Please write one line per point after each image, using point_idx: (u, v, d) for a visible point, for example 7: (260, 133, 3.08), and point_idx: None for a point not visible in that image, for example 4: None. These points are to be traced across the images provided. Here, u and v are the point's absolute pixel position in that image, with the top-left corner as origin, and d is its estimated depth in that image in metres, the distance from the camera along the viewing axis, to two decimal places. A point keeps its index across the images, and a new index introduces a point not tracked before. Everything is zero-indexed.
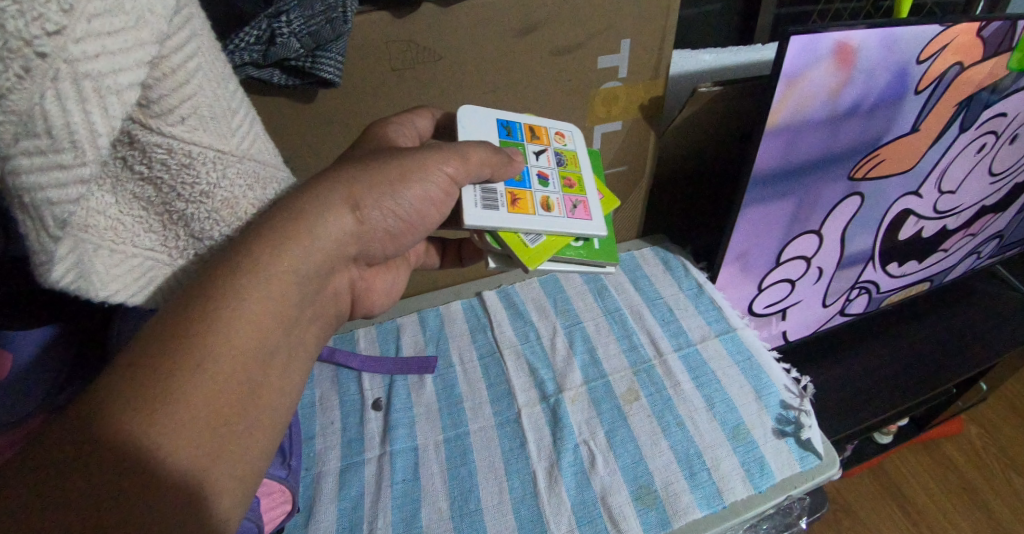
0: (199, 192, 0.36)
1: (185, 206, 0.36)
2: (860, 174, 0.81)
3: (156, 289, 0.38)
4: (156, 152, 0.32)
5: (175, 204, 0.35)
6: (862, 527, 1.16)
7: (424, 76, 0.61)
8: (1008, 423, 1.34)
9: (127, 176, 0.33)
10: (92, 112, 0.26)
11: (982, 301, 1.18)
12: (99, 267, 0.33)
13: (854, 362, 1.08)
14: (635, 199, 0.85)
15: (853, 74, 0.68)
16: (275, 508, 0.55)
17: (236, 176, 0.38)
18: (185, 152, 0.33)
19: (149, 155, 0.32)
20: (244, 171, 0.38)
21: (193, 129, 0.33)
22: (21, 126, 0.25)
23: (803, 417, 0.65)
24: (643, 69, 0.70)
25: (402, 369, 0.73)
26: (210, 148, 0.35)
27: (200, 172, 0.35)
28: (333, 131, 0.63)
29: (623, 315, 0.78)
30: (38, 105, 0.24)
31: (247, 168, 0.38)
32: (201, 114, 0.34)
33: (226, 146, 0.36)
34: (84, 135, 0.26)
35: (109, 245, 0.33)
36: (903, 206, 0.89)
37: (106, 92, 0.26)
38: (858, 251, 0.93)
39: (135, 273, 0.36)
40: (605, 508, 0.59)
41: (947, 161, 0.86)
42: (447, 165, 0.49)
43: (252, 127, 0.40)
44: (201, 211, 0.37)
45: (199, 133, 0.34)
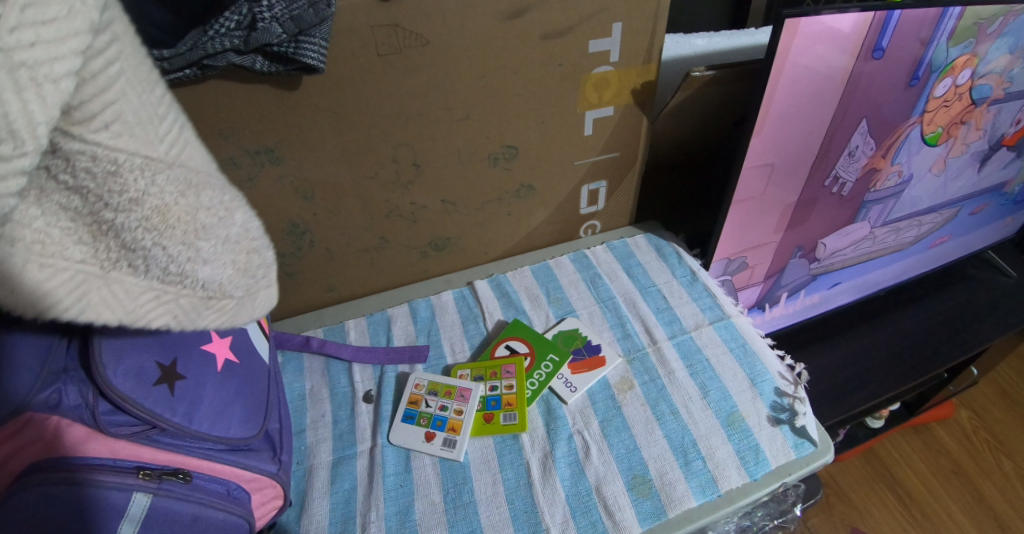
0: (127, 199, 0.29)
1: (115, 216, 0.29)
2: (855, 160, 0.80)
3: (86, 306, 0.29)
4: (80, 160, 0.26)
5: (102, 215, 0.28)
6: (854, 511, 1.18)
7: (411, 62, 0.60)
8: (998, 406, 1.35)
9: (52, 187, 0.27)
10: (31, 102, 0.22)
11: (973, 287, 1.18)
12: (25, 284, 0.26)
13: (847, 348, 1.09)
14: (628, 187, 0.84)
15: (849, 58, 0.67)
16: (265, 504, 0.54)
17: (215, 204, 0.34)
18: (112, 159, 0.27)
19: (73, 164, 0.26)
20: (175, 178, 0.31)
21: (120, 136, 0.27)
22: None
23: (797, 405, 0.65)
24: (636, 53, 0.69)
25: (393, 359, 0.72)
26: (138, 155, 0.28)
27: (127, 179, 0.28)
28: (319, 120, 0.61)
29: (616, 303, 0.77)
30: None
31: (178, 175, 0.31)
32: (126, 120, 0.27)
33: (154, 152, 0.29)
34: (23, 125, 0.22)
35: (38, 258, 0.27)
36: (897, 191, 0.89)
37: (43, 81, 0.22)
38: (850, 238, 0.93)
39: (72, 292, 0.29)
40: (599, 498, 0.58)
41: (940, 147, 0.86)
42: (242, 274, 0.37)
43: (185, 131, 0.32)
44: (131, 220, 0.29)
45: (127, 139, 0.27)
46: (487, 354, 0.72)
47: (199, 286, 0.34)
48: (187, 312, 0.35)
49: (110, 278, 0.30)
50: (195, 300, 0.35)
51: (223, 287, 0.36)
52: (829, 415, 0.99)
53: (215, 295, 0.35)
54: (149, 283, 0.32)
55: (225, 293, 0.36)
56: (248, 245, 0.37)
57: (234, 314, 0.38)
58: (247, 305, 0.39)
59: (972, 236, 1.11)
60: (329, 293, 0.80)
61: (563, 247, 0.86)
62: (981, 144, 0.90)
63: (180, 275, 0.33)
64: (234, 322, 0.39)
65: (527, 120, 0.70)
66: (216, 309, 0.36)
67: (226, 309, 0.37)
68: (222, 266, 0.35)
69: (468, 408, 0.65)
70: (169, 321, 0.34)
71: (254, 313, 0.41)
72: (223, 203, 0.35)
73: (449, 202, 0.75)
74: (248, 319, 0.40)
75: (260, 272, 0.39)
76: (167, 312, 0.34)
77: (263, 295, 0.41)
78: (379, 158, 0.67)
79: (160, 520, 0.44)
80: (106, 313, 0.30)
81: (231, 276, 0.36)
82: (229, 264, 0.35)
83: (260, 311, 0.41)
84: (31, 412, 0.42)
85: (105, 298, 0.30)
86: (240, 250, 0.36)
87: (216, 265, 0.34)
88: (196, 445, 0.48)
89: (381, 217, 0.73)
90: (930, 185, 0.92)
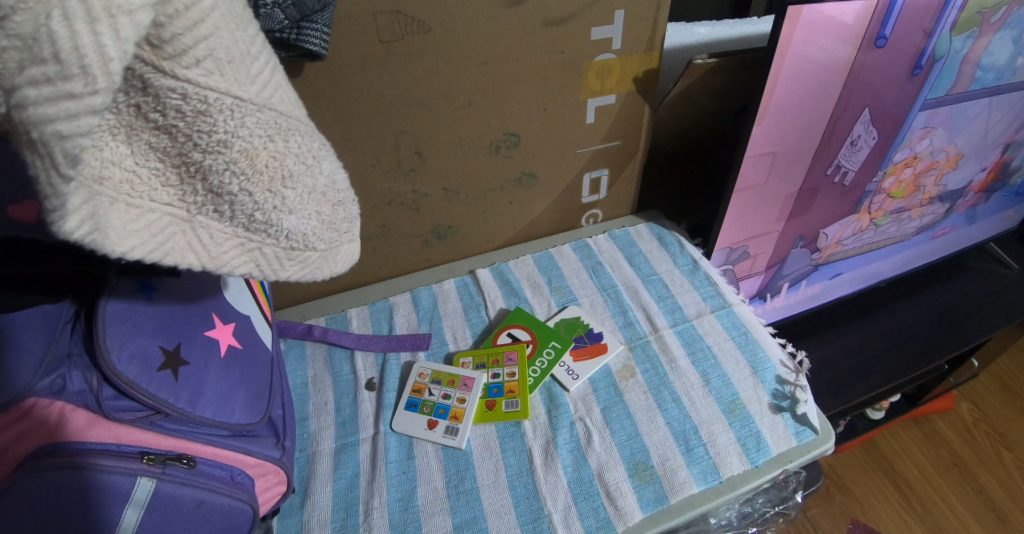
0: (215, 140, 0.29)
1: (203, 158, 0.30)
2: (857, 150, 0.80)
3: (172, 247, 0.31)
4: (170, 99, 0.27)
5: (191, 155, 0.29)
6: (854, 503, 1.18)
7: (414, 48, 0.60)
8: (998, 399, 1.35)
9: (141, 126, 0.28)
10: (103, 34, 0.21)
11: (975, 278, 1.18)
12: (114, 222, 0.27)
13: (848, 339, 1.09)
14: (629, 176, 0.84)
15: (852, 46, 0.67)
16: (270, 489, 0.54)
17: (302, 152, 0.34)
18: (202, 98, 0.28)
19: (163, 102, 0.27)
20: (264, 122, 0.31)
21: (211, 75, 0.27)
22: (25, 52, 0.20)
23: (798, 392, 0.65)
24: (639, 40, 0.68)
25: (396, 346, 0.72)
26: (228, 95, 0.29)
27: (216, 119, 0.29)
28: (321, 107, 0.61)
29: (618, 291, 0.77)
30: (44, 27, 0.20)
31: (267, 119, 0.31)
32: (218, 57, 0.28)
33: (245, 93, 0.29)
34: (94, 60, 0.21)
35: (125, 199, 0.28)
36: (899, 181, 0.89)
37: (118, 12, 0.22)
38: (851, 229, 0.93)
39: (154, 231, 0.29)
40: (602, 485, 0.59)
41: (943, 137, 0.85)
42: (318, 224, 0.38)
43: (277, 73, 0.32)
44: (218, 162, 0.30)
45: (217, 79, 0.28)
46: (489, 342, 0.72)
47: (282, 235, 0.35)
48: (268, 260, 0.35)
49: (196, 222, 0.31)
50: (278, 250, 0.35)
51: (307, 238, 0.36)
52: (829, 405, 0.99)
53: (297, 245, 0.36)
54: (235, 230, 0.33)
55: (307, 245, 0.37)
56: (333, 197, 0.38)
57: (315, 268, 0.39)
58: (329, 259, 0.39)
59: (973, 228, 1.11)
60: (331, 282, 0.80)
61: (565, 236, 0.86)
62: (984, 135, 0.90)
63: (265, 222, 0.33)
64: (313, 276, 0.39)
65: (529, 107, 0.70)
66: (298, 261, 0.37)
67: (309, 262, 0.38)
68: (307, 217, 0.35)
69: (470, 396, 0.65)
70: (251, 270, 0.35)
71: (337, 268, 0.41)
72: (309, 152, 0.35)
73: (451, 190, 0.75)
74: (329, 274, 0.41)
75: (343, 226, 0.39)
76: (249, 260, 0.34)
77: (346, 250, 0.41)
78: (381, 146, 0.67)
79: (163, 504, 0.44)
80: (190, 256, 0.32)
81: (315, 228, 0.36)
82: (313, 215, 0.36)
83: (341, 267, 0.42)
84: (37, 396, 0.42)
85: (191, 238, 0.31)
86: (325, 202, 0.37)
87: (300, 215, 0.35)
88: (200, 430, 0.49)
89: (383, 205, 0.73)
90: (933, 176, 0.92)
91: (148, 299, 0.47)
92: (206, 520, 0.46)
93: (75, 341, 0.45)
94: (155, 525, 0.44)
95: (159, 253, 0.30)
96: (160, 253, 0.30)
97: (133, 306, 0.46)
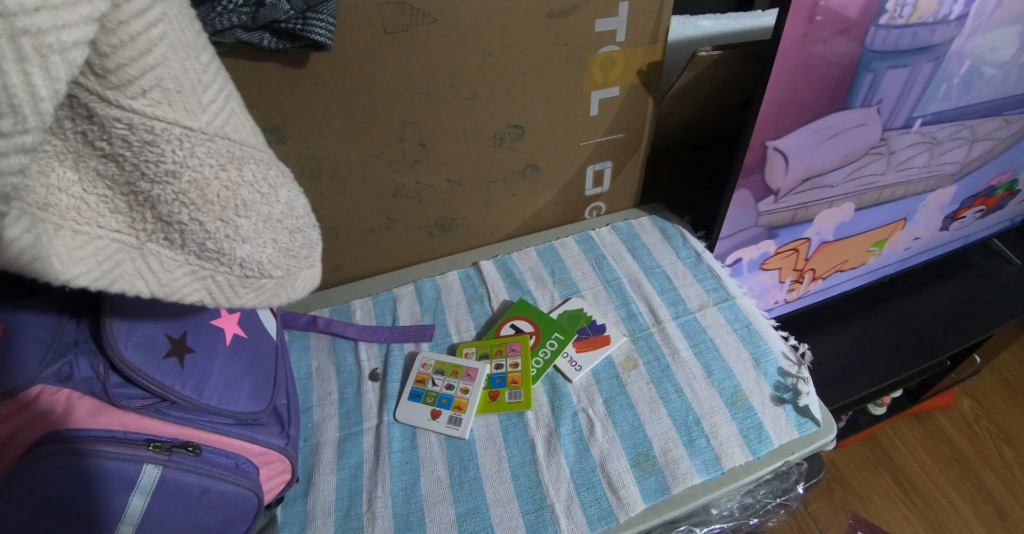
0: (163, 170, 0.29)
1: (151, 187, 0.30)
2: (866, 149, 0.78)
3: (116, 273, 0.31)
4: (115, 128, 0.27)
5: (138, 184, 0.30)
6: (854, 496, 1.19)
7: (417, 40, 0.60)
8: (1000, 395, 1.35)
9: (88, 152, 0.28)
10: (33, 73, 0.20)
11: (978, 274, 1.18)
12: (58, 248, 0.28)
13: (850, 333, 1.09)
14: (633, 168, 0.84)
15: (861, 44, 0.66)
16: (274, 478, 0.54)
17: (258, 180, 0.33)
18: (148, 128, 0.27)
19: (109, 131, 0.27)
20: (215, 151, 0.30)
21: (158, 104, 0.27)
22: None
23: (801, 385, 0.66)
24: (642, 33, 0.68)
25: (399, 337, 0.73)
26: (176, 125, 0.28)
27: (163, 149, 0.28)
28: (325, 98, 0.61)
29: (621, 283, 0.77)
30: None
31: (220, 147, 0.30)
32: (166, 87, 0.27)
33: (195, 122, 0.29)
34: (24, 99, 0.20)
35: (70, 226, 0.29)
36: (908, 180, 0.88)
37: (49, 51, 0.20)
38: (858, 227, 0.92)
39: (99, 256, 0.30)
40: (604, 475, 0.59)
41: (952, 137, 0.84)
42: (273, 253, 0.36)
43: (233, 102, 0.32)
44: (166, 192, 0.30)
45: (165, 108, 0.28)
46: (492, 333, 0.72)
47: (236, 263, 0.34)
48: (222, 288, 0.35)
49: (145, 249, 0.32)
50: (232, 278, 0.35)
51: (262, 266, 0.35)
52: (831, 399, 0.99)
53: (252, 273, 0.35)
54: (186, 257, 0.33)
55: (263, 273, 0.35)
56: (292, 224, 0.36)
57: (272, 295, 0.38)
58: (287, 285, 0.38)
59: (978, 225, 1.10)
60: (335, 273, 0.81)
61: (568, 228, 0.86)
62: (992, 133, 0.89)
63: (216, 251, 0.33)
64: (272, 302, 0.38)
65: (532, 99, 0.70)
66: (253, 288, 0.36)
67: (264, 290, 0.37)
68: (262, 245, 0.34)
69: (474, 386, 0.66)
70: (205, 298, 0.35)
71: (294, 294, 0.40)
72: (266, 180, 0.33)
73: (455, 182, 0.75)
74: (287, 300, 0.40)
75: (303, 252, 0.37)
76: (201, 287, 0.34)
77: (305, 275, 0.39)
78: (385, 137, 0.67)
79: (169, 491, 0.44)
80: (139, 283, 0.32)
81: (272, 256, 0.35)
82: (269, 243, 0.34)
83: (301, 292, 0.40)
84: (44, 383, 0.43)
85: (139, 265, 0.32)
86: (283, 230, 0.35)
87: (255, 244, 0.34)
88: (206, 418, 0.49)
89: (387, 197, 0.73)
90: (940, 175, 0.91)
91: (146, 301, 0.47)
92: (209, 506, 0.46)
93: (82, 330, 0.46)
94: (161, 512, 0.44)
95: (105, 278, 0.31)
96: (106, 278, 0.31)
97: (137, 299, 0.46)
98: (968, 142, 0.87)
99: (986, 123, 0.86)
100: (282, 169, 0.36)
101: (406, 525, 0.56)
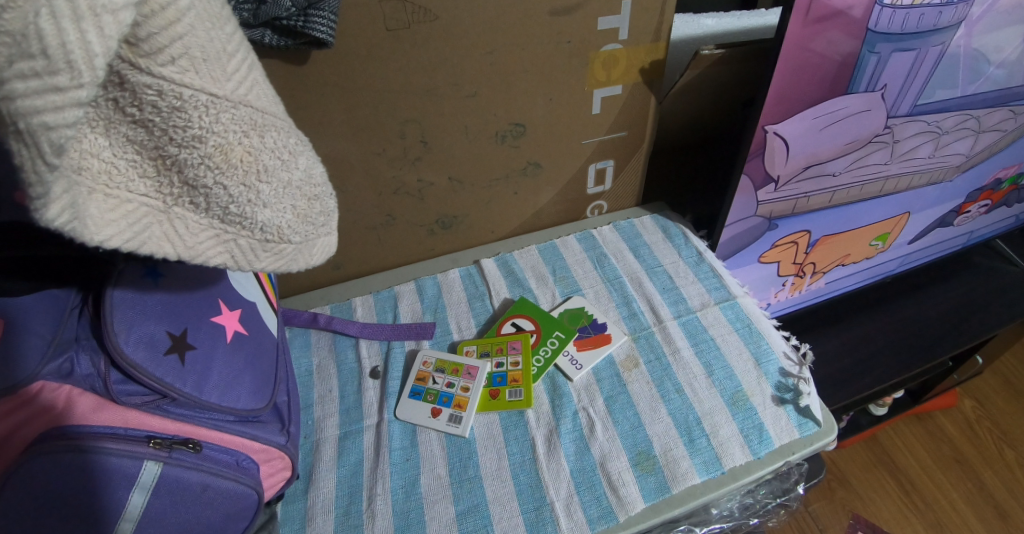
0: (191, 135, 0.29)
1: (179, 151, 0.30)
2: (866, 146, 0.79)
3: (145, 238, 0.31)
4: (146, 95, 0.27)
5: (167, 149, 0.30)
6: (855, 497, 1.18)
7: (420, 37, 0.59)
8: (1001, 396, 1.35)
9: (119, 118, 0.28)
10: (89, 32, 0.21)
11: (981, 275, 1.17)
12: (92, 211, 0.27)
13: (851, 334, 1.09)
14: (635, 167, 0.84)
15: (864, 44, 0.66)
16: (275, 474, 0.54)
17: (279, 147, 0.34)
18: (177, 94, 0.28)
19: (139, 98, 0.27)
20: (239, 117, 0.31)
21: (186, 72, 0.28)
22: (14, 47, 0.20)
23: (802, 385, 0.66)
24: (645, 31, 0.68)
25: (400, 335, 0.73)
26: (203, 92, 0.28)
27: (191, 115, 0.29)
28: (327, 95, 0.61)
29: (623, 282, 0.77)
30: (33, 25, 0.20)
31: (243, 115, 0.31)
32: (194, 56, 0.28)
33: (221, 90, 0.29)
34: (80, 56, 0.21)
35: (103, 189, 0.28)
36: (908, 177, 0.88)
37: (102, 11, 0.21)
38: (857, 224, 0.93)
39: (130, 221, 0.30)
40: (604, 474, 0.59)
41: (952, 134, 0.85)
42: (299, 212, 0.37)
43: (254, 73, 0.32)
44: (194, 156, 0.30)
45: (192, 76, 0.28)
46: (493, 332, 0.72)
47: (257, 228, 0.34)
48: (243, 252, 0.35)
49: (172, 213, 0.32)
50: (253, 242, 0.35)
51: (282, 231, 0.36)
52: (832, 400, 0.99)
53: (272, 238, 0.36)
54: (210, 221, 0.33)
55: (282, 238, 0.36)
56: (310, 192, 0.37)
57: (290, 260, 0.39)
58: (305, 251, 0.39)
59: (979, 225, 1.10)
60: (336, 271, 0.81)
61: (569, 227, 0.86)
62: (993, 132, 0.89)
63: (240, 215, 0.33)
64: (289, 268, 0.39)
65: (534, 97, 0.69)
66: (272, 253, 0.37)
67: (284, 254, 0.37)
68: (283, 210, 0.35)
69: (474, 384, 0.66)
70: (226, 261, 0.35)
71: (312, 259, 0.41)
72: (286, 148, 0.35)
73: (456, 179, 0.75)
74: (304, 266, 0.41)
75: (319, 219, 0.39)
76: (224, 251, 0.35)
77: (321, 243, 0.41)
78: (387, 135, 0.67)
79: (170, 488, 0.44)
80: (166, 247, 0.32)
81: (291, 222, 0.36)
82: (289, 209, 0.36)
83: (318, 258, 0.42)
84: (45, 379, 0.43)
85: (166, 230, 0.32)
86: (301, 196, 0.36)
87: (276, 209, 0.35)
88: (207, 415, 0.49)
89: (389, 194, 0.73)
90: (940, 173, 0.91)
91: (153, 280, 0.48)
92: (210, 503, 0.46)
93: (83, 326, 0.46)
94: (162, 508, 0.44)
95: (135, 244, 0.30)
96: (136, 244, 0.30)
97: (137, 296, 0.46)
98: (967, 140, 0.87)
99: (987, 121, 0.86)
100: (301, 138, 0.38)
101: (406, 522, 0.56)
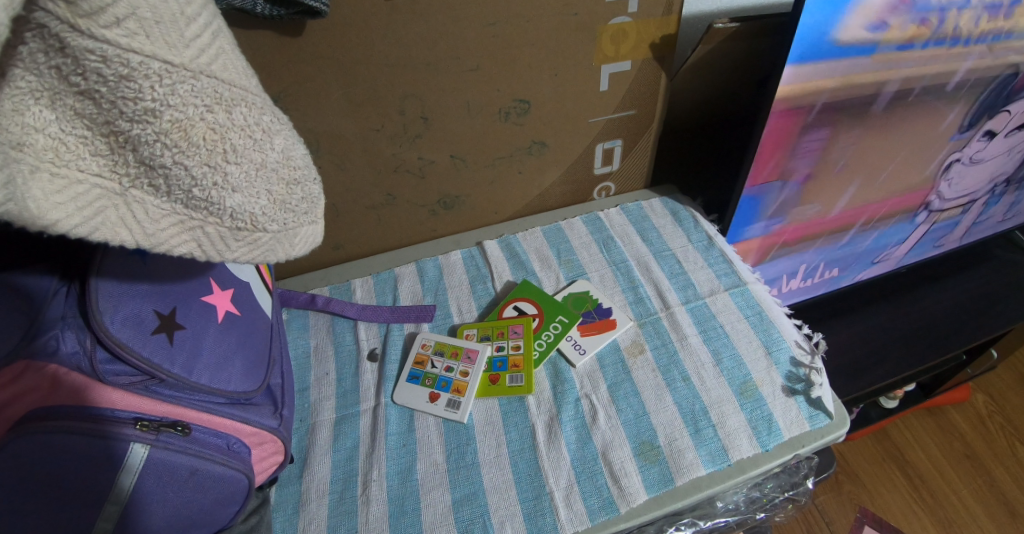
0: (143, 109, 0.27)
1: (131, 127, 0.28)
2: (773, 160, 0.73)
3: (97, 221, 0.29)
4: (89, 61, 0.25)
5: (118, 124, 0.28)
6: (863, 491, 1.16)
7: (418, 7, 0.57)
8: (1016, 392, 1.31)
9: (63, 89, 0.26)
10: None
11: (1000, 266, 1.13)
12: (34, 192, 0.26)
13: (865, 324, 1.06)
14: (644, 146, 0.81)
15: (881, 26, 0.63)
16: (266, 458, 0.53)
17: (250, 124, 0.32)
18: (124, 61, 0.26)
19: (83, 65, 0.25)
20: (200, 89, 0.29)
21: (135, 35, 0.26)
22: None
23: (814, 375, 0.63)
24: (656, 3, 0.65)
25: (400, 318, 0.71)
26: (155, 59, 0.27)
27: (141, 84, 0.27)
28: (324, 70, 0.59)
29: (629, 266, 0.75)
30: None
31: (205, 86, 0.29)
32: (143, 16, 0.26)
33: (177, 57, 0.27)
34: None
35: (49, 168, 0.27)
36: (825, 190, 0.81)
37: None
38: (769, 234, 0.86)
39: (83, 204, 0.28)
40: (605, 463, 0.57)
41: (874, 144, 0.77)
42: (274, 188, 0.34)
43: (221, 40, 0.30)
44: (148, 133, 0.28)
45: (143, 40, 0.26)
46: (495, 315, 0.70)
47: (226, 215, 0.32)
48: (212, 241, 0.33)
49: (129, 197, 0.30)
50: (223, 231, 0.33)
51: (255, 218, 0.34)
52: (843, 392, 0.96)
53: (244, 225, 0.33)
54: (173, 207, 0.31)
55: (256, 226, 0.34)
56: (288, 175, 0.35)
57: (267, 251, 0.36)
58: (284, 240, 0.37)
59: (941, 229, 1.01)
60: (336, 252, 0.79)
61: (576, 209, 0.84)
62: (931, 140, 0.81)
63: (205, 200, 0.31)
64: (267, 259, 0.37)
65: (539, 72, 0.67)
66: (247, 242, 0.35)
67: (259, 244, 0.35)
68: (255, 196, 0.33)
69: (473, 369, 0.64)
70: (193, 251, 0.33)
71: (293, 250, 0.39)
72: (259, 126, 0.33)
73: (458, 157, 0.72)
74: (285, 257, 0.38)
75: (301, 206, 0.37)
76: (190, 240, 0.32)
77: (305, 232, 0.39)
78: (385, 110, 0.64)
79: (155, 474, 0.43)
80: (123, 233, 0.30)
81: (266, 208, 0.34)
82: (264, 194, 0.33)
83: (299, 249, 0.39)
84: (31, 358, 0.40)
85: (123, 215, 0.30)
86: (278, 180, 0.34)
87: (247, 194, 0.32)
88: (197, 397, 0.47)
89: (388, 172, 0.71)
90: (872, 181, 0.83)
91: (140, 261, 0.45)
92: (199, 489, 0.45)
93: (70, 304, 0.43)
94: (146, 495, 0.42)
95: (88, 229, 0.29)
96: (88, 228, 0.29)
97: (124, 275, 0.44)
98: (898, 146, 0.80)
99: (920, 128, 0.78)
100: (279, 116, 0.35)
101: (400, 510, 0.55)
